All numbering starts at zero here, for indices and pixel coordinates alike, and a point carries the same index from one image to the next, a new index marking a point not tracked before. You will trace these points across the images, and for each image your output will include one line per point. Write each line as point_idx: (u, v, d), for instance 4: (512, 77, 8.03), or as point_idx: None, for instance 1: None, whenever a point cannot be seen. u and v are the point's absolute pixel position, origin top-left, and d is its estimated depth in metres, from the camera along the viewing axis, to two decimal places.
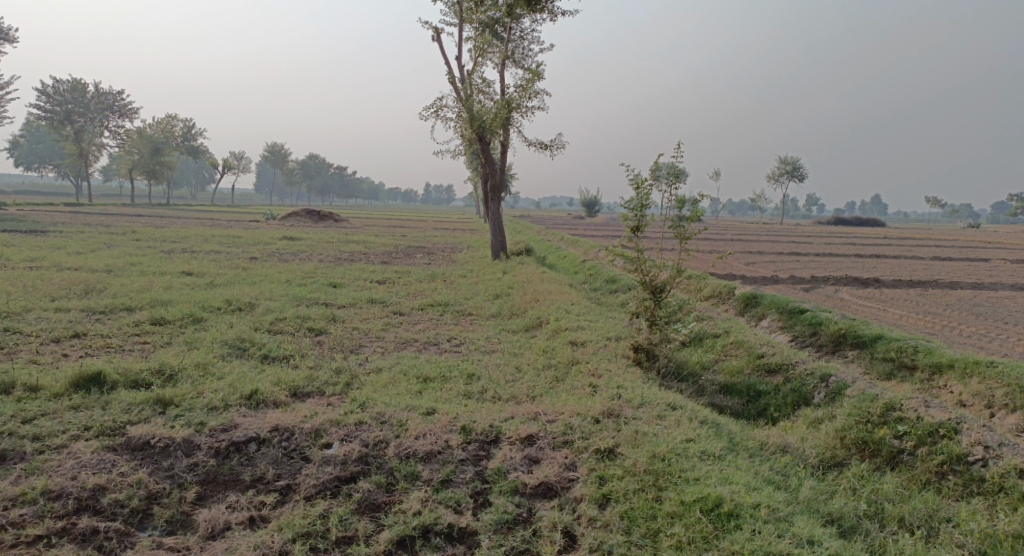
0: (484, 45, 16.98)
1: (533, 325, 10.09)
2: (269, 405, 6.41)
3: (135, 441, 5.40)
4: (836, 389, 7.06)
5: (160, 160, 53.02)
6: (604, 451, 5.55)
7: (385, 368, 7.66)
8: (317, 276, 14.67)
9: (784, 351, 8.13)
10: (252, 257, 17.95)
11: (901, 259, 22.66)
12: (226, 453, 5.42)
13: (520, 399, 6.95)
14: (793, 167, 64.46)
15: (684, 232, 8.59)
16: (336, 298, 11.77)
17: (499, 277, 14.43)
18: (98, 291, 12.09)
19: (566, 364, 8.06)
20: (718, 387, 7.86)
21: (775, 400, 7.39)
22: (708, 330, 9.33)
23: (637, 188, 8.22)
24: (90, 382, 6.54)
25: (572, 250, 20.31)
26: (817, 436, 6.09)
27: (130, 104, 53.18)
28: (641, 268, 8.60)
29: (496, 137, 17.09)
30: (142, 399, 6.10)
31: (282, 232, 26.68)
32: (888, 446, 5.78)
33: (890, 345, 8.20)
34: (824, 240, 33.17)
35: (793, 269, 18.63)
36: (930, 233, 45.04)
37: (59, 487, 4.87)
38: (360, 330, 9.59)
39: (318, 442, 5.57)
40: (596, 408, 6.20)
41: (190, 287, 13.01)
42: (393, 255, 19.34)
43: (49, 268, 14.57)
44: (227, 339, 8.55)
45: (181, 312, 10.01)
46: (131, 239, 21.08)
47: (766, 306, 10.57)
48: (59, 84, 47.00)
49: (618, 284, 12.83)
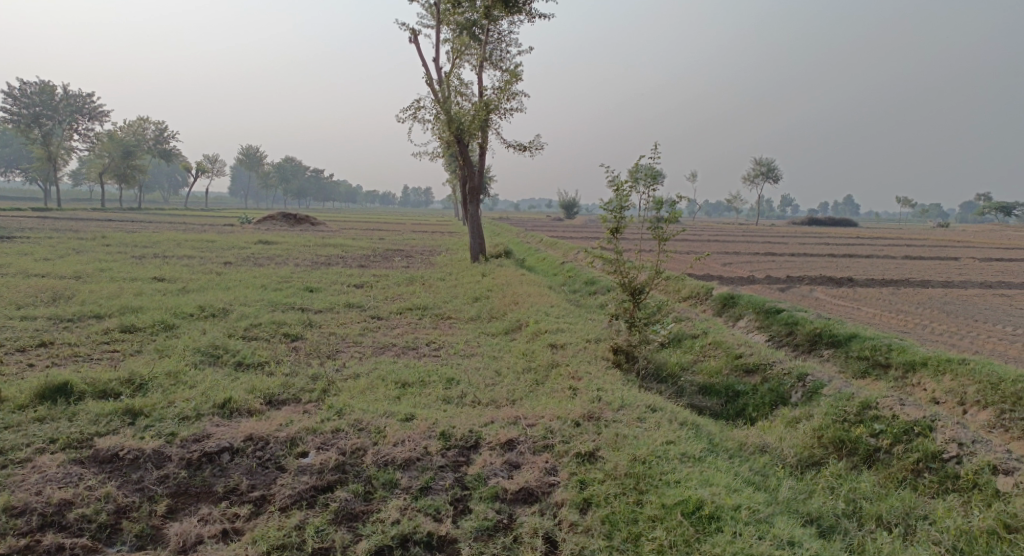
0: (462, 46, 16.91)
1: (512, 327, 10.03)
2: (243, 414, 6.27)
3: (103, 453, 5.25)
4: (813, 387, 7.08)
5: (131, 164, 52.18)
6: (585, 455, 5.50)
7: (363, 374, 7.55)
8: (293, 280, 14.49)
9: (762, 351, 8.15)
10: (226, 262, 17.69)
11: (874, 258, 22.96)
12: (199, 464, 5.28)
13: (500, 403, 6.88)
14: (768, 168, 65.12)
15: (662, 234, 8.59)
16: (312, 303, 11.61)
17: (478, 280, 14.35)
18: (66, 298, 11.82)
19: (546, 367, 8.01)
20: (697, 388, 7.86)
21: (753, 400, 7.40)
22: (687, 331, 9.33)
23: (616, 190, 8.21)
24: (56, 393, 6.36)
25: (551, 252, 20.29)
26: (795, 436, 6.10)
27: (100, 107, 52.34)
28: (620, 270, 8.58)
29: (474, 140, 17.02)
30: (111, 410, 5.93)
31: (258, 236, 26.36)
32: (865, 444, 5.80)
33: (864, 344, 8.26)
34: (799, 240, 33.53)
35: (769, 269, 18.78)
36: (902, 232, 45.77)
37: (23, 503, 4.71)
38: (337, 335, 9.46)
39: (294, 451, 5.46)
40: (576, 412, 6.15)
41: (162, 293, 12.78)
42: (370, 259, 19.18)
43: (16, 275, 14.22)
44: (201, 346, 8.38)
45: (152, 319, 9.81)
46: (101, 244, 20.70)
47: (743, 306, 10.61)
48: (26, 87, 46.21)
49: (597, 286, 12.83)
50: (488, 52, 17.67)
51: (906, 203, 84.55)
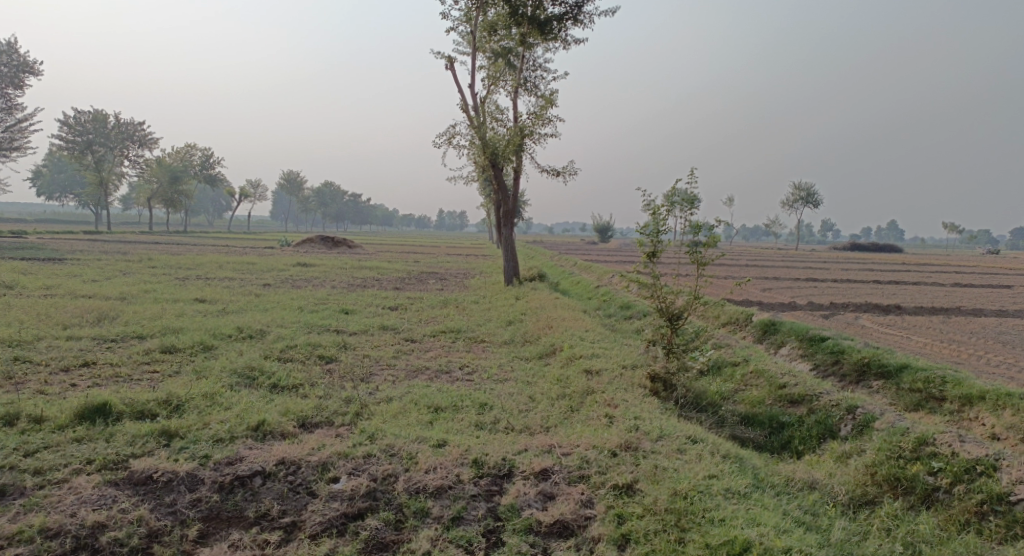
0: (498, 73, 17.03)
1: (546, 352, 9.89)
2: (276, 437, 6.23)
3: (138, 475, 5.23)
4: (864, 421, 6.80)
5: (178, 188, 53.63)
6: (623, 487, 5.32)
7: (396, 397, 7.48)
8: (329, 302, 14.58)
9: (807, 381, 7.86)
10: (266, 284, 17.92)
11: (922, 285, 22.29)
12: (231, 488, 5.23)
13: (534, 430, 6.73)
14: (808, 193, 64.10)
15: (701, 258, 8.39)
16: (347, 325, 11.64)
17: (512, 303, 14.27)
18: (110, 318, 12.05)
19: (581, 394, 7.83)
20: (739, 418, 7.62)
21: (799, 432, 7.14)
22: (727, 358, 9.08)
23: (653, 214, 8.07)
24: (95, 413, 6.40)
25: (586, 276, 20.17)
26: (845, 472, 5.82)
27: (149, 134, 54.06)
28: (657, 295, 8.40)
29: (509, 164, 17.04)
30: (147, 431, 5.94)
31: (296, 259, 26.74)
32: (922, 483, 5.50)
33: (916, 375, 7.94)
34: (842, 266, 32.80)
35: (812, 296, 18.35)
36: (949, 259, 44.55)
37: (57, 525, 4.70)
38: (371, 357, 9.43)
39: (325, 476, 5.38)
40: (613, 441, 5.98)
41: (203, 314, 12.95)
42: (405, 281, 19.26)
43: (64, 295, 14.59)
44: (237, 367, 8.42)
45: (191, 340, 9.92)
46: (146, 266, 21.18)
47: (786, 334, 10.31)
48: (80, 115, 47.97)
49: (633, 311, 12.64)
50: (523, 78, 17.76)
51: (953, 229, 82.35)
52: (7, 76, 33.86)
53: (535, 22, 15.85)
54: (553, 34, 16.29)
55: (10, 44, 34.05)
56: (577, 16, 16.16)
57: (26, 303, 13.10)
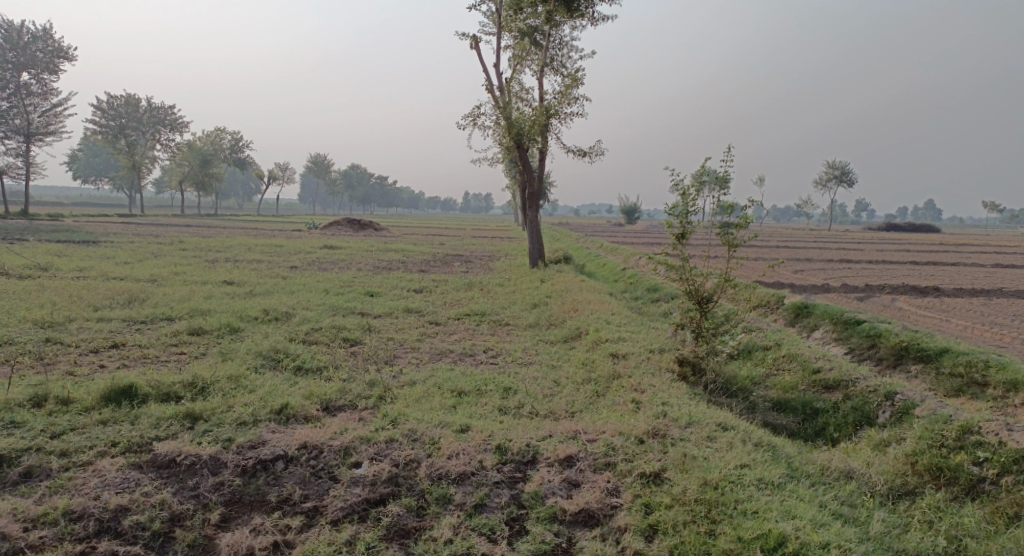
0: (523, 52, 16.75)
1: (572, 336, 9.74)
2: (299, 420, 6.18)
3: (161, 458, 5.20)
4: (904, 408, 6.56)
5: (208, 172, 54.21)
6: (650, 475, 5.17)
7: (419, 381, 7.39)
8: (355, 285, 14.57)
9: (843, 366, 7.61)
10: (293, 266, 17.98)
11: (961, 267, 21.65)
12: (253, 472, 5.19)
13: (558, 415, 6.61)
14: (842, 172, 62.68)
15: (731, 240, 8.13)
16: (372, 307, 11.61)
17: (538, 286, 14.12)
18: (140, 300, 12.15)
19: (607, 379, 7.67)
20: (771, 404, 7.42)
21: (835, 419, 6.93)
22: (758, 342, 8.85)
23: (682, 194, 7.83)
24: (121, 396, 6.40)
25: (613, 258, 19.93)
26: (884, 461, 5.60)
27: (180, 118, 54.64)
28: (686, 277, 8.17)
29: (535, 144, 16.81)
30: (172, 414, 5.92)
31: (323, 241, 26.83)
32: (967, 473, 5.25)
33: (957, 360, 7.70)
34: (877, 246, 32.10)
35: (846, 277, 17.92)
36: (988, 239, 43.38)
37: (81, 507, 4.70)
38: (396, 340, 9.37)
39: (347, 461, 5.32)
40: (640, 427, 5.82)
41: (231, 297, 13.01)
42: (431, 264, 19.19)
43: (96, 278, 14.76)
44: (262, 350, 8.40)
45: (218, 322, 9.94)
46: (177, 249, 21.42)
47: (819, 317, 10.02)
48: (113, 99, 48.61)
49: (660, 294, 12.42)
50: (549, 57, 17.46)
51: (992, 208, 80.16)
52: (42, 62, 34.34)
53: None
54: (580, 10, 15.99)
55: (45, 30, 34.55)
56: None
57: (59, 285, 13.28)
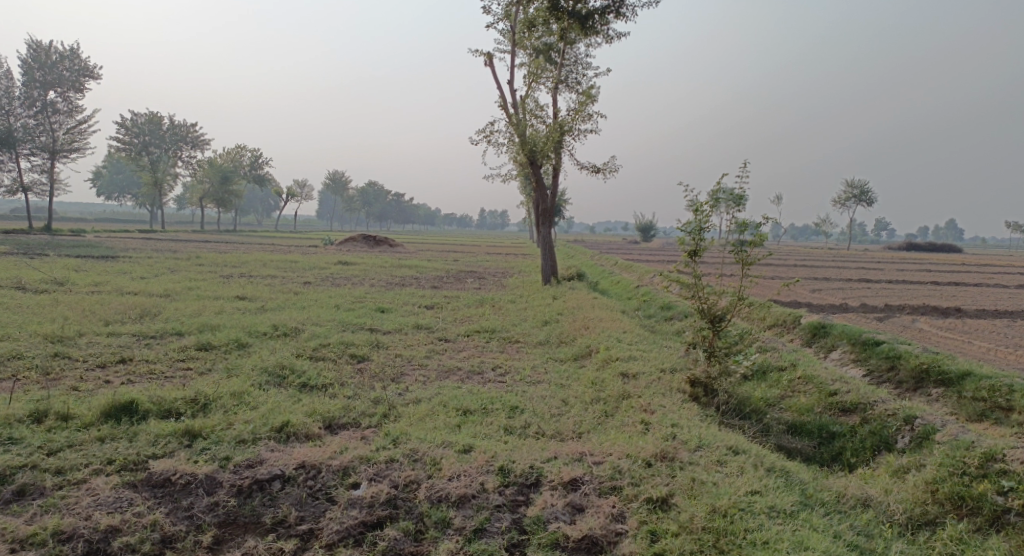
0: (538, 69, 16.72)
1: (582, 354, 9.57)
2: (300, 439, 6.06)
3: (156, 477, 5.10)
4: (924, 433, 6.34)
5: (228, 188, 54.77)
6: (657, 501, 4.99)
7: (425, 399, 7.26)
8: (366, 301, 14.50)
9: (860, 389, 7.39)
10: (306, 282, 17.98)
11: (984, 287, 21.25)
12: (249, 492, 5.07)
13: (565, 435, 6.45)
14: (862, 191, 62.08)
15: (745, 258, 7.96)
16: (382, 323, 11.52)
17: (549, 303, 13.97)
18: (152, 315, 12.16)
19: (617, 398, 7.50)
20: (785, 426, 7.21)
21: (852, 443, 6.70)
22: (773, 363, 8.63)
23: (696, 211, 7.69)
24: (122, 412, 6.33)
25: (627, 275, 19.76)
26: (902, 488, 5.37)
27: (201, 136, 55.31)
28: (698, 295, 8.00)
29: (548, 161, 16.74)
30: (170, 431, 5.82)
31: (338, 257, 26.86)
32: (991, 504, 5.00)
33: (980, 383, 7.48)
34: (897, 266, 31.63)
35: (865, 297, 17.62)
36: (1012, 259, 42.69)
37: (71, 528, 4.60)
38: (403, 357, 9.25)
39: (345, 482, 5.19)
40: (648, 450, 5.65)
41: (242, 312, 12.98)
42: (443, 280, 19.10)
43: (110, 292, 14.82)
44: (268, 366, 8.32)
45: (227, 337, 9.89)
46: (193, 264, 21.54)
47: (837, 337, 9.79)
48: (137, 117, 49.24)
49: (673, 312, 12.23)
50: (564, 74, 17.43)
51: (1015, 228, 78.99)
52: (68, 80, 34.94)
53: (577, 16, 15.46)
54: (595, 28, 15.84)
55: (72, 50, 35.21)
56: (620, 9, 15.72)
57: (73, 299, 13.33)
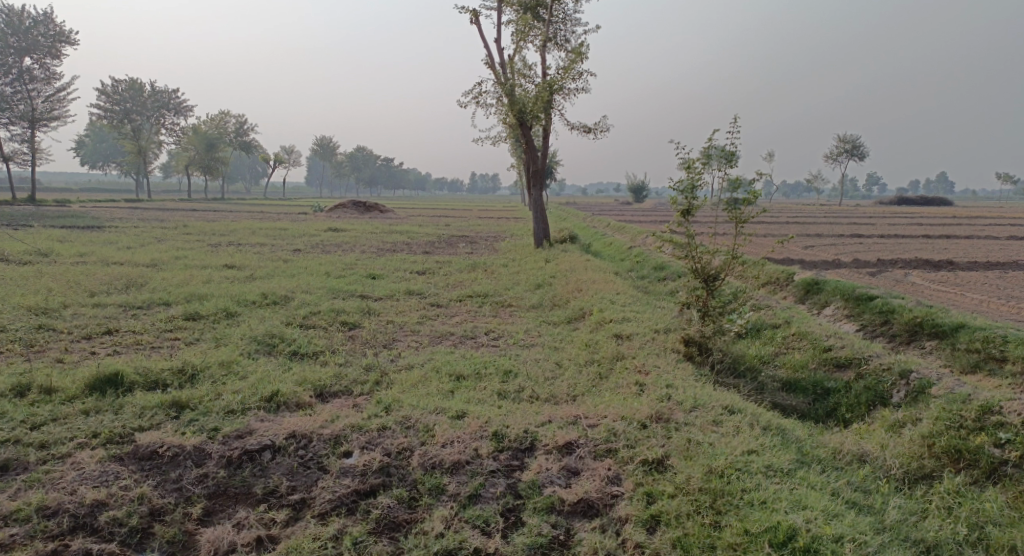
0: (526, 27, 16.34)
1: (575, 316, 9.48)
2: (290, 408, 5.97)
3: (143, 450, 5.01)
4: (919, 387, 6.31)
5: (214, 155, 53.94)
6: (653, 462, 4.94)
7: (417, 365, 7.18)
8: (357, 267, 14.33)
9: (855, 344, 7.35)
10: (296, 249, 17.76)
11: (975, 239, 21.30)
12: (239, 463, 4.99)
13: (559, 399, 6.40)
14: (854, 146, 61.74)
15: (739, 216, 7.84)
16: (372, 290, 11.39)
17: (542, 266, 13.86)
18: (138, 286, 11.96)
19: (611, 360, 7.44)
20: (780, 384, 7.18)
21: (847, 399, 6.68)
22: (767, 321, 8.57)
23: (688, 169, 7.54)
24: (107, 384, 6.21)
25: (620, 236, 19.64)
26: (898, 443, 5.34)
27: (185, 103, 54.26)
28: (692, 255, 7.90)
29: (538, 122, 16.46)
30: (157, 403, 5.72)
31: (328, 224, 26.55)
32: (988, 456, 4.97)
33: (973, 335, 7.47)
34: (889, 221, 31.59)
35: (857, 252, 17.58)
36: (1003, 211, 42.75)
37: (56, 503, 4.51)
38: (395, 323, 9.14)
39: (337, 451, 5.11)
40: (643, 411, 5.59)
41: (230, 281, 12.80)
42: (435, 245, 18.92)
43: (96, 263, 14.58)
44: (257, 335, 8.19)
45: (215, 306, 9.73)
46: (181, 233, 21.24)
47: (830, 293, 9.73)
48: (117, 83, 48.14)
49: (666, 272, 12.15)
50: (553, 32, 17.06)
51: (1005, 180, 79.13)
52: (44, 46, 34.02)
53: None
54: None
55: (47, 14, 34.23)
56: None
57: (57, 271, 13.10)
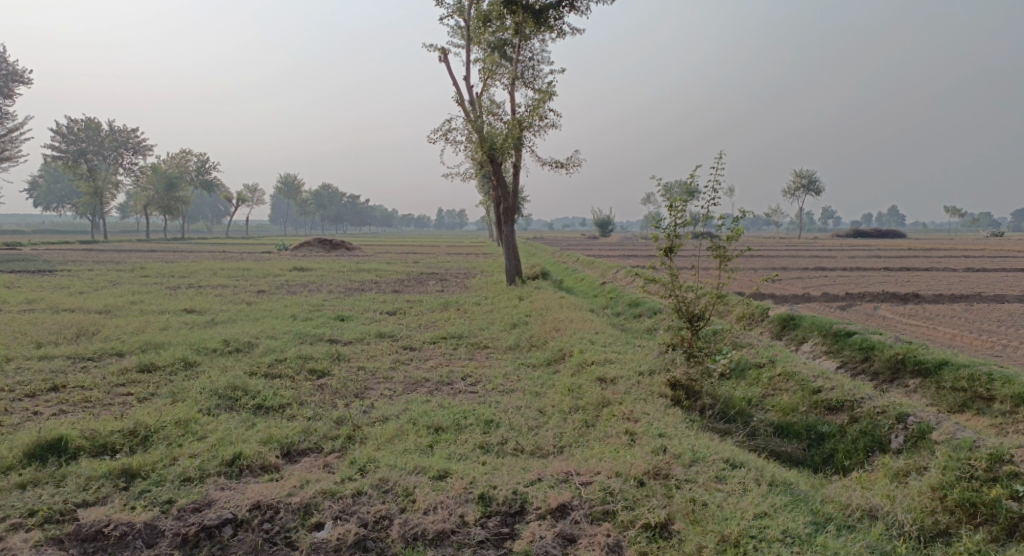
0: (493, 66, 16.25)
1: (555, 358, 9.12)
2: (255, 472, 5.46)
3: (86, 530, 4.51)
4: (918, 432, 6.07)
5: (174, 196, 52.85)
6: (655, 527, 4.64)
7: (392, 417, 6.71)
8: (324, 309, 13.81)
9: (845, 385, 7.09)
10: (259, 291, 17.15)
11: (934, 271, 21.61)
12: (196, 542, 4.51)
13: (546, 451, 6.01)
14: (809, 181, 63.16)
15: (723, 253, 7.55)
16: (341, 333, 10.89)
17: (516, 304, 13.51)
18: (89, 334, 11.28)
19: (596, 406, 7.06)
20: (772, 428, 6.88)
21: (843, 445, 6.41)
22: (750, 360, 8.29)
23: (670, 205, 7.35)
24: (48, 451, 5.63)
25: (590, 271, 19.47)
26: (907, 495, 5.08)
27: (144, 141, 53.20)
28: (675, 293, 7.61)
29: (508, 158, 16.26)
30: (104, 472, 5.17)
31: (293, 263, 25.92)
32: (1005, 510, 4.70)
33: (959, 373, 7.30)
34: (849, 253, 32.05)
35: (825, 285, 17.59)
36: (954, 243, 44.13)
37: None
38: (366, 370, 8.65)
39: (308, 523, 4.68)
40: (639, 467, 5.25)
41: (189, 327, 12.17)
42: (404, 283, 18.49)
43: (45, 311, 13.80)
44: (217, 388, 7.62)
45: (172, 356, 9.13)
46: (139, 275, 20.41)
47: (808, 329, 9.53)
48: (73, 123, 46.94)
49: (642, 309, 11.90)
50: (520, 70, 16.99)
51: (954, 212, 81.80)
52: None
53: (530, 11, 15.00)
54: (550, 23, 15.29)
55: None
56: (574, 4, 15.11)
57: (2, 320, 12.32)
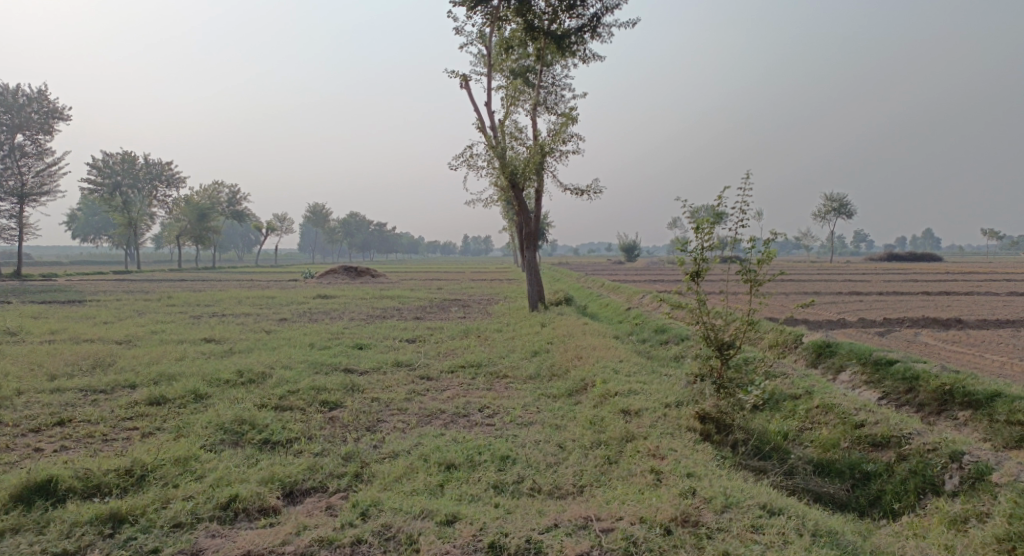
0: (515, 92, 16.05)
1: (577, 389, 8.66)
2: (252, 515, 5.09)
3: None
4: (976, 472, 5.50)
5: (206, 226, 53.50)
6: None
7: (402, 453, 6.31)
8: (343, 337, 13.52)
9: (890, 418, 6.53)
10: (281, 319, 16.95)
11: (975, 295, 20.73)
12: None
13: (565, 492, 5.56)
14: (840, 205, 62.03)
15: (753, 277, 7.07)
16: (358, 362, 10.55)
17: (538, 331, 13.09)
18: (105, 365, 11.09)
19: (620, 441, 6.59)
20: (811, 465, 6.34)
21: (891, 486, 5.86)
22: (785, 391, 7.73)
23: (695, 227, 6.93)
24: (38, 492, 5.35)
25: (615, 297, 19.00)
26: (968, 546, 4.76)
27: (177, 174, 54.14)
28: (703, 321, 7.12)
29: (530, 184, 15.95)
30: (91, 517, 4.86)
31: (318, 291, 25.81)
32: None
33: (1015, 406, 6.70)
34: (884, 277, 31.05)
35: (860, 310, 16.87)
36: (993, 266, 42.66)
37: None
38: (380, 402, 8.26)
39: None
40: (665, 512, 4.79)
41: (206, 357, 11.94)
42: (426, 310, 18.18)
43: (66, 341, 13.69)
44: (223, 422, 7.29)
45: (183, 388, 8.85)
46: (164, 305, 20.39)
47: (845, 356, 8.95)
48: (109, 157, 47.92)
49: (669, 336, 11.40)
50: (542, 96, 16.79)
51: (991, 235, 79.80)
52: (37, 122, 33.88)
53: (552, 35, 14.62)
54: (571, 48, 15.03)
55: (40, 92, 34.18)
56: (596, 28, 14.85)
57: (22, 351, 12.20)
